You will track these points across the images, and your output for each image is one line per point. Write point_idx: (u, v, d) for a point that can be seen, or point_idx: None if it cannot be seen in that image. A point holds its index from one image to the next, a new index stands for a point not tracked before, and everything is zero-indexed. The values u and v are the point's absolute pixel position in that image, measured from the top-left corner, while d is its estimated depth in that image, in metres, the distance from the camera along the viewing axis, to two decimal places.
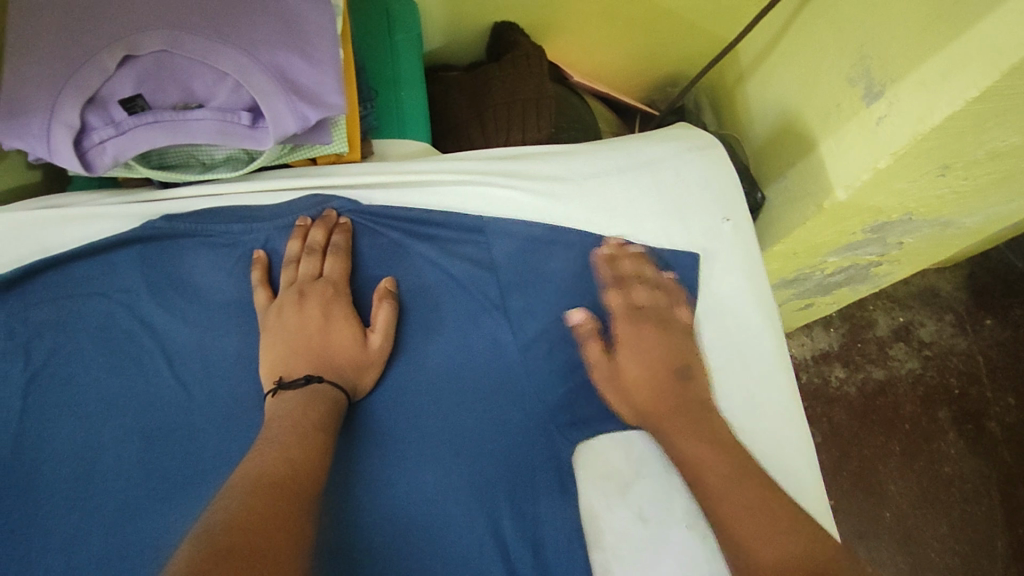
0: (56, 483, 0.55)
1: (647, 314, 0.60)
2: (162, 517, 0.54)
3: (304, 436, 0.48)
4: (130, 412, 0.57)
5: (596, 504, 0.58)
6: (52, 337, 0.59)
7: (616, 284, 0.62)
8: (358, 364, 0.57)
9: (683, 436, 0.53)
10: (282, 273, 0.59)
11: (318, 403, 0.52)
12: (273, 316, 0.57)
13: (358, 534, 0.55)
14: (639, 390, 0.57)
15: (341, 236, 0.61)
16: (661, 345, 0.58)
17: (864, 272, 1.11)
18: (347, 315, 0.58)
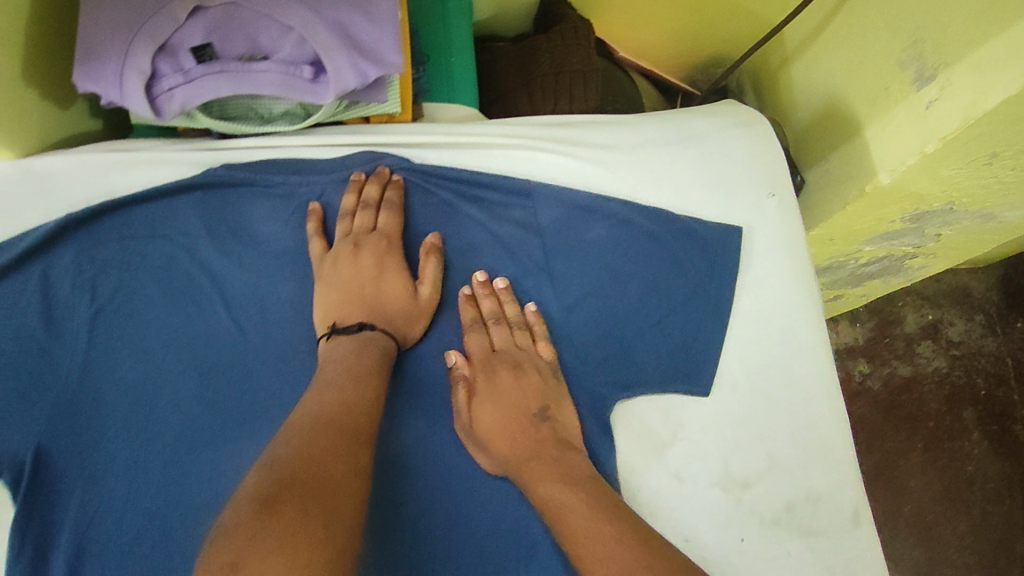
0: (118, 415, 0.57)
1: (502, 358, 0.59)
2: (221, 452, 0.56)
3: (358, 378, 0.50)
4: (189, 351, 0.59)
5: (633, 463, 0.59)
6: (116, 275, 0.60)
7: (476, 323, 0.61)
8: (407, 315, 0.59)
9: (547, 480, 0.53)
10: (337, 225, 0.62)
11: (372, 346, 0.54)
12: (328, 264, 0.59)
13: (404, 477, 0.57)
14: (497, 440, 0.56)
15: (394, 192, 0.62)
16: (516, 394, 0.57)
17: (897, 265, 1.11)
18: (399, 268, 0.60)
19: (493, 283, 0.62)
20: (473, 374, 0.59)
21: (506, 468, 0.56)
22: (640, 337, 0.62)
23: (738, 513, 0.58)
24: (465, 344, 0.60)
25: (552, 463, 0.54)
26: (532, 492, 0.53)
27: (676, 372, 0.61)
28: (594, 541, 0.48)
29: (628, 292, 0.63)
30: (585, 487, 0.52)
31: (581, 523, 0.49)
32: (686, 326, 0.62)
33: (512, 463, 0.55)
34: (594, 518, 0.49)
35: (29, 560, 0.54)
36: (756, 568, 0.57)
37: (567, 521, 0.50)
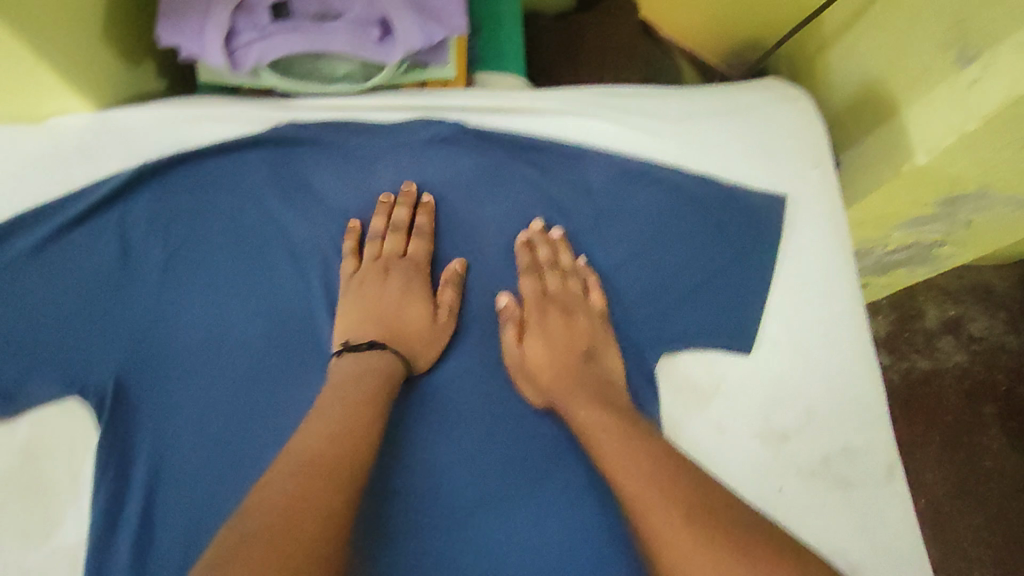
0: (189, 353, 0.60)
1: (555, 301, 0.62)
2: (284, 390, 0.60)
3: (350, 409, 0.50)
4: (256, 298, 0.62)
5: (675, 413, 0.61)
6: (187, 223, 0.63)
7: (531, 267, 0.63)
8: (423, 341, 0.60)
9: (584, 408, 0.55)
10: (368, 245, 0.63)
11: (381, 368, 0.55)
12: (354, 282, 0.61)
13: (455, 421, 0.60)
14: (543, 373, 0.59)
15: (424, 219, 0.64)
16: (566, 334, 0.60)
17: (924, 253, 1.12)
18: (423, 295, 0.61)
19: (549, 232, 0.65)
20: (524, 314, 0.62)
21: (550, 399, 0.59)
22: (685, 297, 0.64)
23: (777, 464, 0.59)
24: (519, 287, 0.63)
25: (594, 395, 0.56)
26: (571, 419, 0.56)
27: (720, 330, 0.63)
28: (618, 463, 0.51)
29: (674, 253, 0.65)
30: (620, 416, 0.54)
31: (610, 449, 0.52)
32: (731, 287, 0.64)
33: (554, 394, 0.58)
34: (621, 444, 0.52)
35: (105, 482, 0.56)
36: (795, 516, 0.58)
37: (599, 442, 0.53)
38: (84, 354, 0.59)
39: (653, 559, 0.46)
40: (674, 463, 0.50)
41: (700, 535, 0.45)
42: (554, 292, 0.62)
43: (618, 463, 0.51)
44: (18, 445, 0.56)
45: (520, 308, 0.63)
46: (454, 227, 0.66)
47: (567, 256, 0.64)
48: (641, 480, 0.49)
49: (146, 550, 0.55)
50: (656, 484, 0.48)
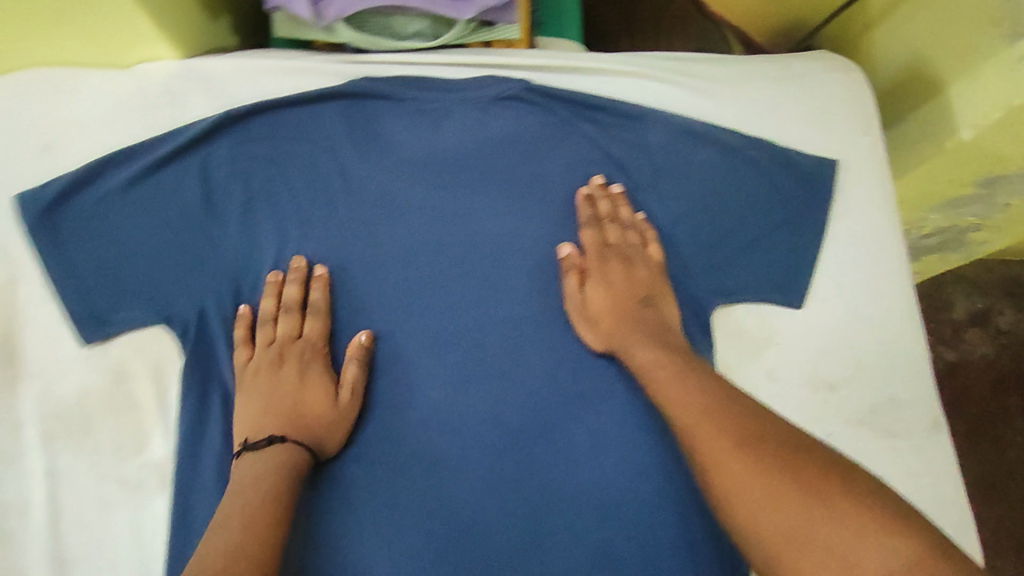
0: (266, 291, 0.63)
1: (614, 251, 0.65)
2: (358, 326, 0.64)
3: (250, 516, 0.49)
4: (329, 242, 0.65)
5: (730, 360, 0.64)
6: (265, 169, 0.66)
7: (592, 220, 0.66)
8: (329, 425, 0.58)
9: (643, 349, 0.58)
10: (260, 331, 0.62)
11: (283, 463, 0.54)
12: (249, 374, 0.60)
13: (517, 363, 0.63)
14: (603, 318, 0.62)
15: (318, 294, 0.63)
16: (626, 281, 0.63)
17: (960, 238, 1.11)
18: (322, 375, 0.60)
19: (609, 189, 0.67)
20: (585, 264, 0.65)
21: (608, 343, 0.61)
22: (738, 254, 0.66)
23: (825, 411, 0.62)
24: (580, 237, 0.66)
25: (652, 336, 0.59)
26: (632, 363, 0.59)
27: (772, 285, 0.65)
28: (681, 407, 0.52)
29: (728, 212, 0.67)
30: (680, 360, 0.56)
31: (673, 394, 0.53)
32: (782, 246, 0.67)
33: (612, 338, 0.61)
34: (683, 390, 0.53)
35: (189, 405, 0.59)
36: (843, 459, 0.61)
37: (657, 378, 0.55)
38: (166, 288, 0.62)
39: (706, 485, 0.49)
40: (736, 402, 0.51)
41: (773, 475, 0.45)
42: (612, 243, 0.65)
43: (681, 409, 0.52)
44: (109, 367, 0.60)
45: (581, 258, 0.65)
46: (516, 180, 0.68)
47: (625, 210, 0.67)
48: (705, 420, 0.50)
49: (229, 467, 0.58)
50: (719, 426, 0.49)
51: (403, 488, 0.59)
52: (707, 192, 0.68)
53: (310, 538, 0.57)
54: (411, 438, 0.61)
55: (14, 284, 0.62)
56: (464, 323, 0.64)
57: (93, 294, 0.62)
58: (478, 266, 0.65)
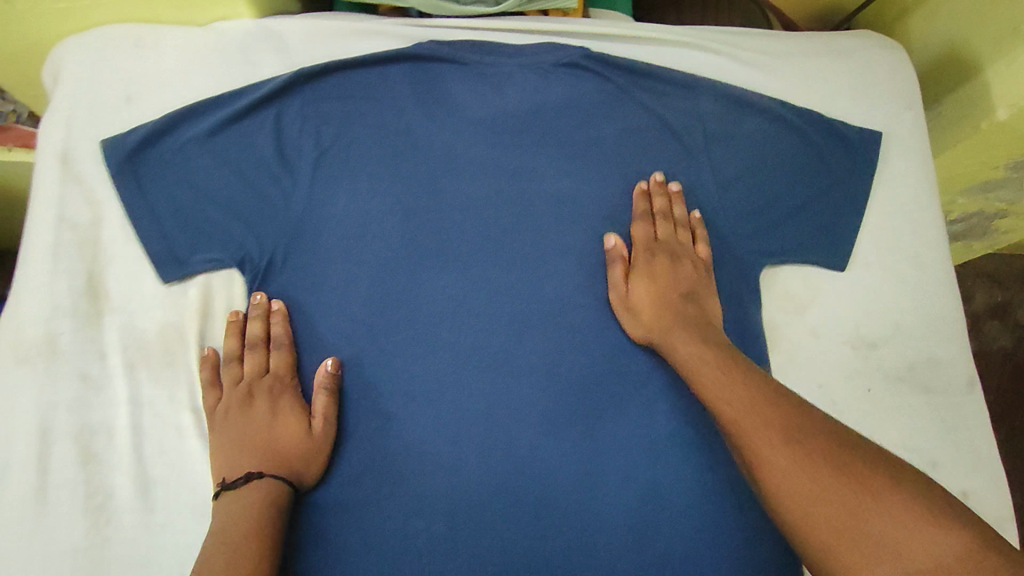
0: (334, 240, 0.66)
1: (662, 247, 0.66)
2: (420, 278, 0.66)
3: (230, 565, 0.52)
4: (393, 195, 0.68)
5: (776, 318, 0.67)
6: (336, 126, 0.69)
7: (646, 216, 0.67)
8: (300, 460, 0.60)
9: (686, 345, 0.59)
10: (227, 371, 0.64)
11: (260, 504, 0.57)
12: (220, 414, 0.62)
13: (572, 313, 0.66)
14: (645, 311, 0.63)
15: (279, 329, 0.64)
16: (672, 277, 0.64)
17: (985, 224, 1.17)
18: (293, 407, 0.62)
19: (667, 186, 0.68)
20: (633, 256, 0.66)
21: (651, 335, 0.62)
22: (785, 217, 0.69)
23: (866, 366, 0.66)
24: (632, 232, 0.68)
25: (697, 331, 0.60)
26: (677, 357, 0.60)
27: (817, 248, 0.68)
28: (726, 403, 0.53)
29: (776, 178, 0.70)
30: (725, 353, 0.58)
31: (719, 389, 0.55)
32: (827, 211, 0.70)
33: (656, 330, 0.62)
34: (728, 385, 0.54)
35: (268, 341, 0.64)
36: (882, 412, 0.64)
37: (702, 376, 0.56)
38: (243, 233, 0.66)
39: (756, 481, 0.50)
40: (782, 397, 0.52)
41: (821, 472, 0.46)
42: (659, 240, 0.66)
43: (727, 406, 0.53)
44: (188, 305, 0.65)
45: (627, 250, 0.67)
46: (573, 143, 0.70)
47: (683, 209, 0.67)
48: (751, 415, 0.51)
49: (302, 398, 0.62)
50: (766, 422, 0.50)
51: (464, 428, 0.63)
52: (756, 158, 0.71)
53: (382, 467, 0.62)
54: (473, 381, 0.64)
55: (99, 226, 0.66)
56: (522, 277, 0.67)
57: (174, 237, 0.65)
58: (536, 223, 0.68)
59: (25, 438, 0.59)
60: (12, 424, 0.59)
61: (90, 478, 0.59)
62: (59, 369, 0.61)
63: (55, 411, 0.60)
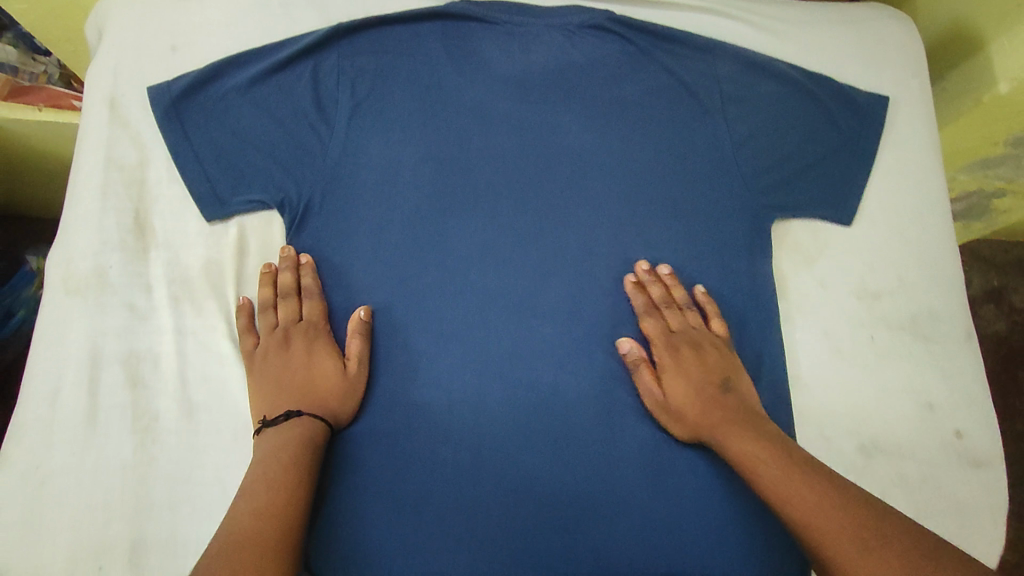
0: (369, 186, 0.70)
1: (682, 337, 0.67)
2: (448, 225, 0.70)
3: (272, 479, 0.55)
4: (425, 144, 0.72)
5: (786, 268, 0.71)
6: (371, 79, 0.73)
7: (649, 309, 0.68)
8: (335, 397, 0.63)
9: (735, 440, 0.59)
10: (262, 318, 0.66)
11: (300, 435, 0.59)
12: (258, 358, 0.64)
13: (593, 259, 0.70)
14: (687, 410, 0.63)
15: (309, 278, 0.67)
16: (700, 368, 0.65)
17: (984, 205, 1.21)
18: (328, 349, 0.65)
19: (657, 271, 0.69)
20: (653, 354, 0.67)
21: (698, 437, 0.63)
22: (796, 174, 0.73)
23: (869, 316, 0.69)
24: (642, 329, 0.68)
25: (738, 422, 0.60)
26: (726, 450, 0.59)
27: (825, 203, 0.72)
28: (793, 501, 0.52)
29: (789, 137, 0.73)
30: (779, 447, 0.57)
31: (783, 486, 0.53)
32: (836, 169, 0.73)
33: (702, 430, 0.62)
34: (795, 485, 0.53)
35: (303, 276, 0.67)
36: (884, 357, 0.68)
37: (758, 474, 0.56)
38: (282, 176, 0.69)
39: None
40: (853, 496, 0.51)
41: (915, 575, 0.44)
42: (676, 328, 0.67)
43: (797, 506, 0.52)
44: (230, 243, 0.68)
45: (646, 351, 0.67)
46: (595, 100, 0.74)
47: (678, 288, 0.69)
48: (823, 514, 0.50)
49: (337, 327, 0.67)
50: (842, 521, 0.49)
51: (490, 363, 0.66)
52: (770, 117, 0.74)
53: (414, 398, 0.65)
54: (499, 322, 0.67)
55: (145, 167, 0.70)
56: (546, 223, 0.70)
57: (215, 177, 0.69)
58: (559, 174, 0.72)
59: (76, 362, 0.62)
60: (64, 350, 0.63)
61: (137, 401, 0.62)
62: (109, 300, 0.64)
63: (104, 338, 0.63)
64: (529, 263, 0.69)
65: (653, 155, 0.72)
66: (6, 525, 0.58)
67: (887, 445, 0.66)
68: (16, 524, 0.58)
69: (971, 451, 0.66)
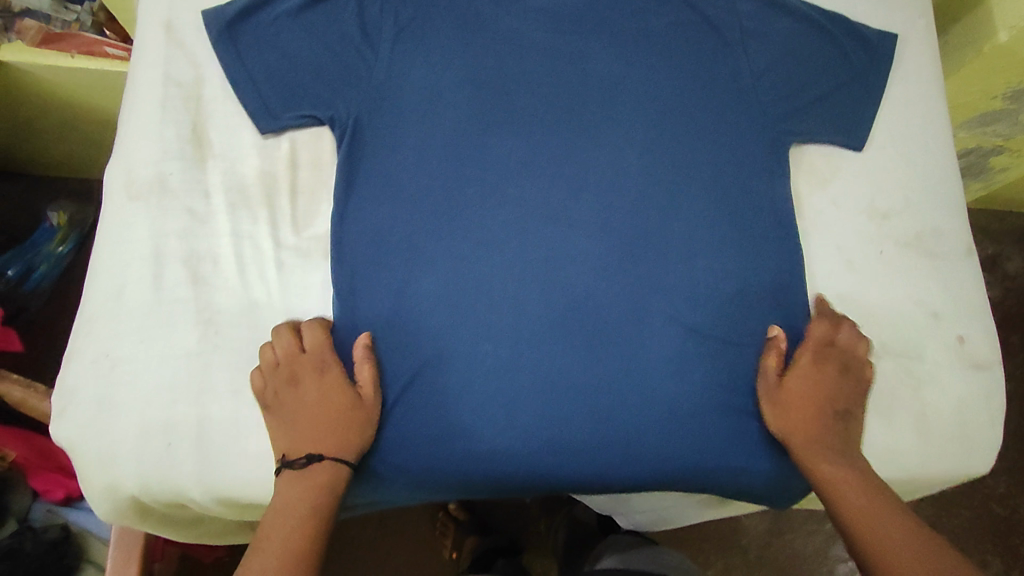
0: (411, 107, 0.73)
1: (836, 354, 0.70)
2: (487, 145, 0.73)
3: (286, 537, 0.58)
4: (463, 70, 0.75)
5: (802, 188, 0.77)
6: (411, 7, 0.75)
7: (826, 318, 0.71)
8: (346, 432, 0.64)
9: (828, 463, 0.65)
10: (263, 352, 0.66)
11: (318, 486, 0.62)
12: (269, 398, 0.65)
13: (624, 179, 0.73)
14: (798, 411, 0.68)
15: (315, 321, 0.69)
16: (832, 388, 0.69)
17: (980, 163, 1.27)
18: (338, 380, 0.66)
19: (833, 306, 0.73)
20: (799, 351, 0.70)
21: (784, 438, 0.68)
22: (812, 104, 0.77)
23: (878, 233, 0.75)
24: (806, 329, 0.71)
25: (832, 450, 0.66)
26: (812, 471, 0.66)
27: (837, 131, 0.77)
28: (870, 530, 0.61)
29: (806, 70, 0.77)
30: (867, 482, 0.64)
31: (863, 517, 0.62)
32: (850, 99, 0.78)
33: (791, 435, 0.67)
34: (879, 519, 0.61)
35: (353, 188, 0.72)
36: (892, 271, 0.74)
37: (844, 496, 0.63)
38: (330, 95, 0.72)
39: None
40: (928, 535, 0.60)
41: None
42: (835, 345, 0.70)
43: (873, 534, 0.61)
44: (282, 156, 0.73)
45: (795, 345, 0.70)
46: (623, 33, 0.78)
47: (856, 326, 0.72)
48: (896, 548, 0.59)
49: (384, 237, 0.71)
50: (917, 557, 0.58)
51: (529, 271, 0.70)
52: (789, 51, 0.78)
53: (457, 304, 0.69)
54: (536, 236, 0.72)
55: (201, 85, 0.74)
56: (577, 146, 0.74)
57: (268, 96, 0.73)
58: (590, 100, 0.76)
59: (140, 260, 0.67)
60: (129, 250, 0.68)
61: (199, 295, 0.67)
62: (169, 204, 0.69)
63: (166, 239, 0.68)
64: (563, 177, 0.73)
65: (679, 84, 0.76)
66: (83, 403, 0.65)
67: (895, 347, 0.72)
68: (92, 403, 0.64)
69: (972, 353, 0.72)
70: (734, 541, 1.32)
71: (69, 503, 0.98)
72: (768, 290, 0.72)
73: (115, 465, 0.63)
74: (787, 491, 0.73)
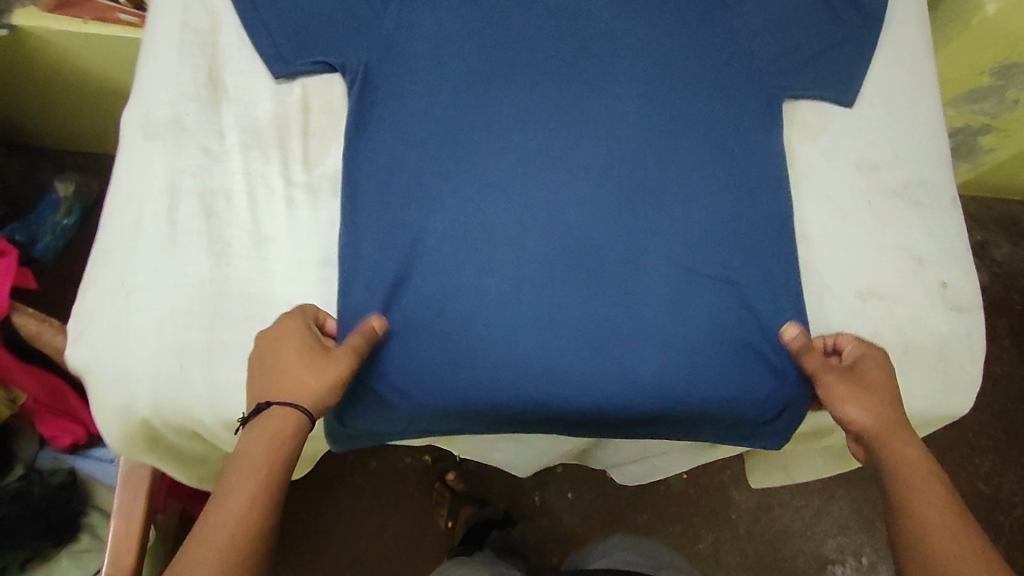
0: (419, 55, 0.75)
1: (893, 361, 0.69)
2: (490, 93, 0.76)
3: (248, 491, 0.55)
4: (469, 21, 0.77)
5: (795, 140, 0.80)
6: None
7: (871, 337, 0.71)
8: (299, 375, 0.61)
9: (905, 453, 0.62)
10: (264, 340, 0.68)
11: (269, 434, 0.58)
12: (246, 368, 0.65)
13: (622, 128, 0.76)
14: (874, 394, 0.65)
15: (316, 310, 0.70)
16: (893, 384, 0.67)
17: (968, 145, 1.31)
18: (295, 330, 0.64)
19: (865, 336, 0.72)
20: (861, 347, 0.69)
21: (870, 422, 0.64)
22: (804, 61, 0.80)
23: (866, 183, 0.79)
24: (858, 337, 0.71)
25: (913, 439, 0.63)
26: (889, 457, 0.62)
27: (827, 87, 0.80)
28: (944, 522, 0.57)
29: (801, 27, 0.80)
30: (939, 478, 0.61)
31: (936, 511, 0.58)
32: (841, 57, 0.81)
33: (878, 419, 0.64)
34: (951, 514, 0.58)
35: (362, 131, 0.75)
36: (879, 219, 0.78)
37: (927, 493, 0.59)
38: (342, 42, 0.75)
39: None
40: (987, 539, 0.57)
41: None
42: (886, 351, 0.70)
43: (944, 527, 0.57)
44: (295, 100, 0.76)
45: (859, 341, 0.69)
46: None
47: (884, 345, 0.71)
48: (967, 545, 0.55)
49: (391, 178, 0.73)
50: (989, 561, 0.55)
51: (531, 211, 0.73)
52: (787, 9, 0.80)
53: (461, 244, 0.72)
54: (537, 180, 0.74)
55: (217, 32, 0.77)
56: (577, 96, 0.77)
57: (281, 43, 0.75)
58: (590, 52, 0.79)
59: (156, 194, 0.70)
60: (146, 184, 0.71)
61: (212, 228, 0.70)
62: (184, 142, 0.72)
63: (182, 175, 0.71)
64: (565, 124, 0.76)
65: (677, 39, 0.79)
66: (99, 326, 0.67)
67: (881, 289, 0.75)
68: (108, 326, 0.67)
69: (955, 297, 0.76)
70: (724, 515, 1.34)
71: (75, 451, 1.00)
72: (760, 237, 0.75)
73: (128, 384, 0.66)
74: (778, 432, 0.76)
